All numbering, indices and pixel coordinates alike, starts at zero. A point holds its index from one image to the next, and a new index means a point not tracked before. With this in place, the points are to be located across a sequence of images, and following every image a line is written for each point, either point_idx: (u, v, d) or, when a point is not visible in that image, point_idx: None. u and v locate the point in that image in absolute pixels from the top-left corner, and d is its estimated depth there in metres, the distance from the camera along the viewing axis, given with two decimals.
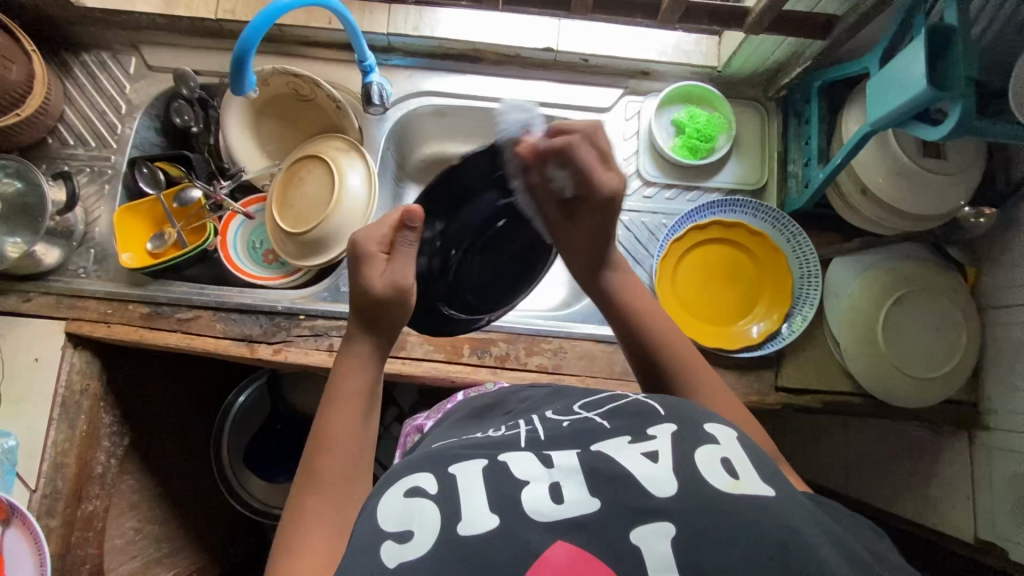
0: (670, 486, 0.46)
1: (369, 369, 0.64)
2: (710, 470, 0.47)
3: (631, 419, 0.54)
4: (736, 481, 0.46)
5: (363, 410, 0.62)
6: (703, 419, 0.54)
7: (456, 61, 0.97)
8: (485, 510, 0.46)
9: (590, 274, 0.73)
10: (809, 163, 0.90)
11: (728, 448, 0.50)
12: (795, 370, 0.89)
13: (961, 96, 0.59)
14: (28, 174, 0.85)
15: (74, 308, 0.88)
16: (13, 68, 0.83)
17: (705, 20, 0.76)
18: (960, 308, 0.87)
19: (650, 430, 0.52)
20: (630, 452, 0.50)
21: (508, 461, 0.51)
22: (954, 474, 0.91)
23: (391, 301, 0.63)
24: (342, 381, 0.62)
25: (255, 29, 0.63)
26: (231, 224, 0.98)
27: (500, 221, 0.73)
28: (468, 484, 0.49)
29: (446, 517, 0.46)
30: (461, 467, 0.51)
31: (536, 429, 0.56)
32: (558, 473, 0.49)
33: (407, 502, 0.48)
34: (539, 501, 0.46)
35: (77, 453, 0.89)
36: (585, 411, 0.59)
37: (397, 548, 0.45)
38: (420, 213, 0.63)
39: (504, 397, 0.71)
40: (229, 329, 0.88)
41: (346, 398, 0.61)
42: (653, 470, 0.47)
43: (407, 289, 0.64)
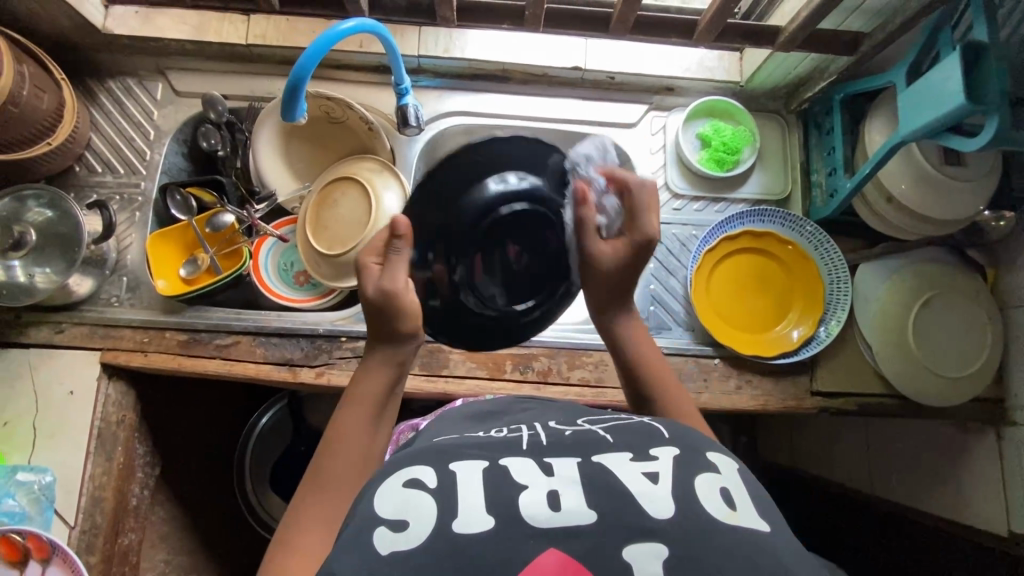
0: (668, 508, 0.44)
1: (387, 376, 0.62)
2: (710, 497, 0.46)
3: (634, 436, 0.52)
4: (732, 512, 0.45)
5: (373, 418, 0.61)
6: (708, 446, 0.52)
7: (484, 80, 0.98)
8: (481, 512, 0.44)
9: (603, 313, 0.69)
10: (834, 172, 0.92)
11: (727, 478, 0.48)
12: (830, 374, 0.91)
13: (996, 110, 0.62)
14: (61, 204, 0.84)
15: (109, 338, 0.87)
16: (45, 97, 0.82)
17: (737, 39, 0.78)
18: (985, 308, 0.90)
19: (653, 450, 0.50)
20: (630, 467, 0.48)
21: (508, 465, 0.48)
22: (984, 469, 0.94)
23: (387, 309, 0.60)
24: (358, 386, 0.62)
25: (310, 58, 0.64)
26: (262, 246, 0.98)
27: (512, 205, 0.59)
28: (467, 482, 0.47)
29: (441, 513, 0.44)
30: (461, 464, 0.49)
31: (538, 433, 0.54)
32: (557, 482, 0.47)
33: (404, 494, 0.46)
34: (535, 506, 0.45)
35: (115, 486, 0.87)
36: (589, 424, 0.56)
37: (389, 537, 0.43)
38: (404, 223, 0.58)
39: (507, 406, 0.66)
40: (269, 354, 0.87)
41: (358, 403, 0.60)
42: (651, 490, 0.46)
43: (400, 296, 0.59)
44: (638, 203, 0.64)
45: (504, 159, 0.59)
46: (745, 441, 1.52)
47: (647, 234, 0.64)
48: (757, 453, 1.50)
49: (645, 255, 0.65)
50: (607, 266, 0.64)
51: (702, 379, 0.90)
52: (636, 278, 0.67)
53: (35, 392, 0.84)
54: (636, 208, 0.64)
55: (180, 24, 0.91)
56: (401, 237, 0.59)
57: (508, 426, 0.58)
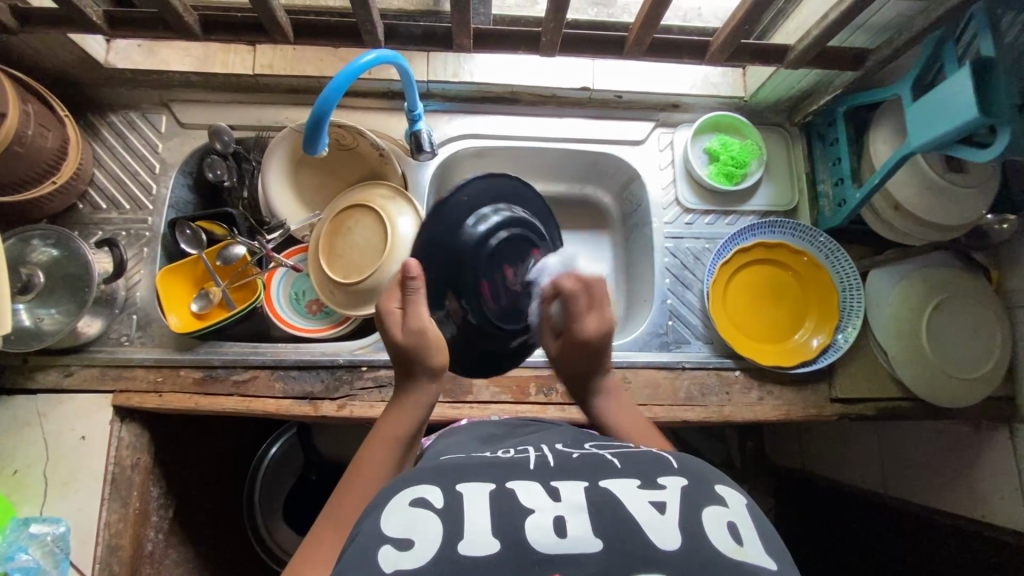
0: (674, 540, 0.43)
1: (413, 418, 0.64)
2: (715, 531, 0.45)
3: (641, 466, 0.52)
4: (739, 547, 0.44)
5: (396, 459, 0.61)
6: (716, 479, 0.51)
7: (493, 103, 0.98)
8: (487, 534, 0.43)
9: (579, 395, 0.74)
10: (840, 182, 0.94)
11: (735, 513, 0.47)
12: (848, 380, 0.92)
13: (1009, 121, 0.65)
14: (69, 243, 0.82)
15: (121, 379, 0.84)
16: (49, 135, 0.80)
17: (748, 58, 0.80)
18: (993, 310, 0.92)
19: (661, 479, 0.49)
20: (638, 495, 0.47)
21: (515, 488, 0.48)
22: (998, 466, 0.96)
23: (416, 348, 0.64)
24: (385, 425, 0.63)
25: (334, 90, 0.64)
26: (273, 278, 0.97)
27: (497, 235, 0.66)
28: (474, 504, 0.46)
29: (447, 535, 0.43)
30: (469, 485, 0.48)
31: (545, 458, 0.54)
32: (564, 507, 0.46)
33: (412, 512, 0.45)
34: (541, 531, 0.44)
35: (131, 533, 0.84)
36: (597, 449, 0.56)
37: (394, 554, 0.42)
38: (415, 263, 0.65)
39: (515, 427, 0.69)
40: (289, 388, 0.86)
41: (384, 441, 0.62)
42: (658, 520, 0.44)
43: (426, 331, 0.64)
44: (573, 310, 0.68)
45: (478, 200, 0.68)
46: (755, 447, 1.53)
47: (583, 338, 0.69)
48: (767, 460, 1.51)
49: (589, 355, 0.70)
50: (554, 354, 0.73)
51: (724, 392, 0.90)
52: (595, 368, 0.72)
53: (45, 441, 0.81)
54: (570, 321, 0.69)
55: (185, 55, 0.90)
56: (415, 280, 0.64)
57: (516, 450, 0.58)
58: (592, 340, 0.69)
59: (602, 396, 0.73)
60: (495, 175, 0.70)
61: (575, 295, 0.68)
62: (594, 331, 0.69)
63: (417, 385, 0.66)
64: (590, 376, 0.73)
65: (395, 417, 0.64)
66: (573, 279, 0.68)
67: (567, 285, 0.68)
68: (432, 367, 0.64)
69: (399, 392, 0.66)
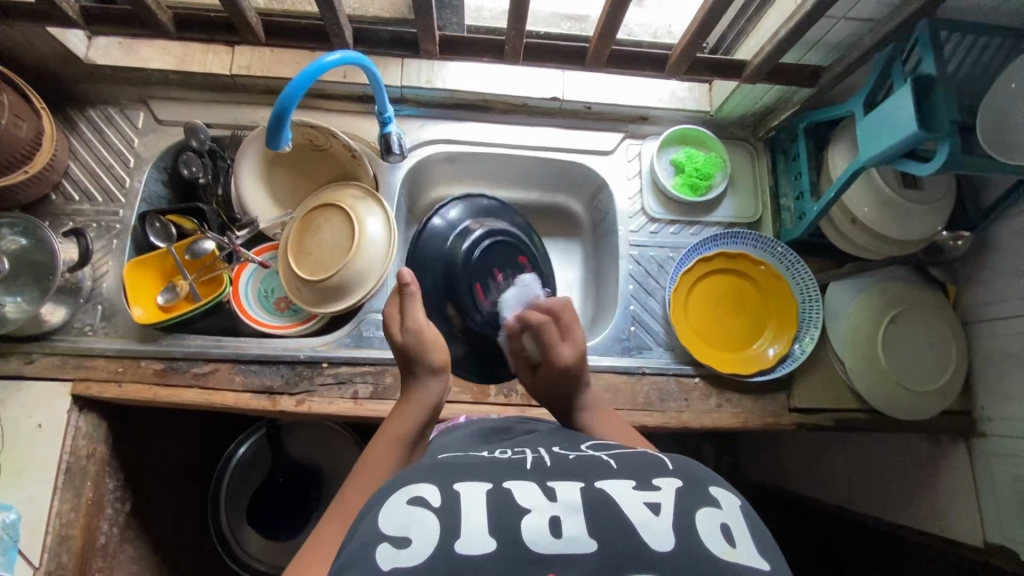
0: (669, 540, 0.43)
1: (415, 415, 0.66)
2: (709, 532, 0.44)
3: (637, 466, 0.51)
4: (731, 548, 0.44)
5: (399, 456, 0.63)
6: (711, 480, 0.50)
7: (465, 110, 1.01)
8: (483, 532, 0.43)
9: (566, 420, 0.73)
10: (801, 196, 0.96)
11: (729, 514, 0.47)
12: (806, 391, 0.93)
13: (948, 136, 0.67)
14: (36, 232, 0.83)
15: (81, 368, 0.85)
16: (24, 125, 0.81)
17: (707, 72, 0.83)
18: (948, 323, 0.95)
19: (655, 480, 0.48)
20: (633, 495, 0.46)
21: (511, 487, 0.47)
22: (957, 481, 0.97)
23: (413, 346, 0.71)
24: (390, 425, 0.65)
25: (296, 89, 0.66)
26: (243, 272, 0.98)
27: (477, 251, 0.89)
28: (471, 502, 0.45)
29: (444, 532, 0.43)
30: (467, 484, 0.47)
31: (542, 457, 0.53)
32: (560, 507, 0.45)
33: (408, 509, 0.44)
34: (537, 532, 0.43)
35: (83, 523, 0.84)
36: (593, 451, 0.56)
37: (392, 552, 0.42)
38: (408, 273, 0.73)
39: (513, 424, 0.70)
40: (249, 381, 0.86)
41: (390, 437, 0.64)
42: (652, 520, 0.44)
43: (424, 332, 0.71)
44: (546, 340, 0.73)
45: (464, 222, 0.91)
46: (728, 461, 1.53)
47: (561, 361, 0.71)
48: (740, 473, 1.50)
49: (569, 381, 0.72)
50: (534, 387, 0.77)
51: (682, 398, 0.91)
52: (575, 389, 0.72)
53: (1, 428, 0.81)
54: (544, 345, 0.73)
55: (164, 54, 0.93)
56: (409, 285, 0.73)
57: (513, 449, 0.58)
58: (574, 361, 0.71)
59: (591, 415, 0.71)
60: (476, 197, 0.95)
61: (545, 326, 0.74)
62: (569, 358, 0.71)
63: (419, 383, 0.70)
64: (572, 398, 0.73)
65: (398, 417, 0.66)
66: (538, 313, 0.75)
67: (536, 318, 0.74)
68: (430, 365, 0.70)
69: (405, 389, 0.70)
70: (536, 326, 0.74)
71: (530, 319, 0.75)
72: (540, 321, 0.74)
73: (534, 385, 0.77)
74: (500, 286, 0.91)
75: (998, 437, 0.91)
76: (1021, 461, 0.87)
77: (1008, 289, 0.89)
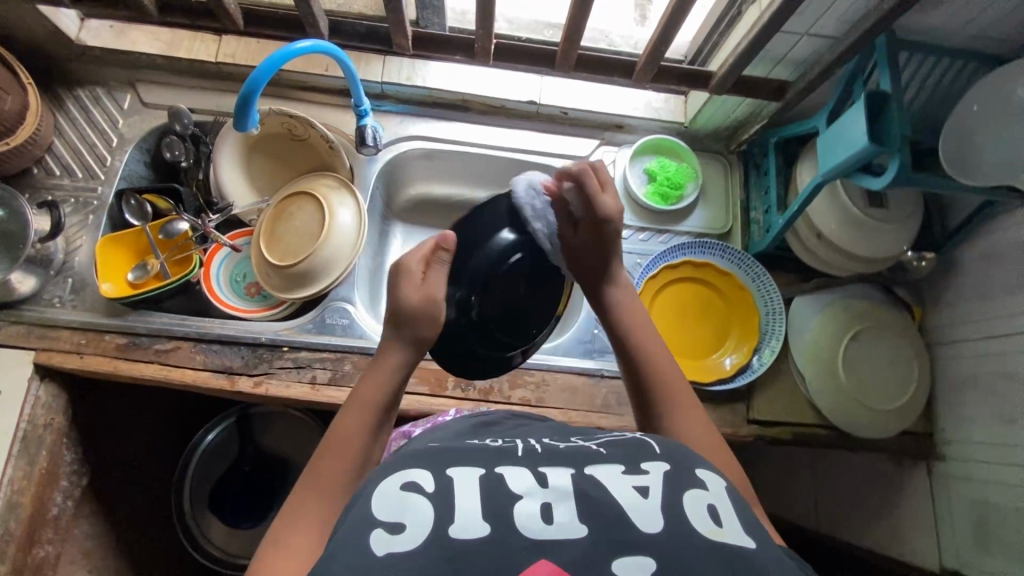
0: (656, 522, 0.43)
1: (390, 382, 0.61)
2: (695, 512, 0.44)
3: (626, 450, 0.51)
4: (718, 529, 0.44)
5: (374, 423, 0.60)
6: (697, 462, 0.50)
7: (445, 109, 1.03)
8: (478, 517, 0.42)
9: (591, 287, 0.71)
10: (769, 210, 0.97)
11: (715, 496, 0.47)
12: (765, 403, 0.93)
13: (898, 151, 0.68)
14: (12, 202, 0.85)
15: (45, 338, 0.86)
16: (8, 99, 0.84)
17: (676, 81, 0.89)
18: (911, 344, 0.95)
19: (643, 464, 0.49)
20: (621, 480, 0.47)
21: (503, 473, 0.47)
22: (917, 505, 0.96)
23: (418, 312, 0.61)
24: (362, 388, 0.61)
25: (264, 73, 0.69)
26: (216, 256, 0.98)
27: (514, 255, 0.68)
28: (466, 488, 0.45)
29: (439, 518, 0.42)
30: (459, 469, 0.47)
31: (532, 444, 0.53)
32: (551, 494, 0.45)
33: (402, 494, 0.44)
34: (529, 517, 0.43)
35: (34, 492, 0.85)
36: (582, 439, 0.55)
37: (386, 538, 0.41)
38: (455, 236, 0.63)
39: (500, 419, 0.70)
40: (209, 360, 0.87)
41: (363, 404, 0.59)
42: (640, 504, 0.44)
43: (438, 301, 0.62)
44: (592, 189, 0.66)
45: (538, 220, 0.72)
46: None
47: (605, 214, 0.66)
48: None
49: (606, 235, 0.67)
50: (574, 244, 0.69)
51: None
52: (610, 254, 0.69)
53: None
54: (589, 199, 0.66)
55: (153, 40, 0.96)
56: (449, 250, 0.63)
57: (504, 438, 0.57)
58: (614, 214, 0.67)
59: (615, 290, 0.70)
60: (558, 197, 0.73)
61: (586, 173, 0.66)
62: (613, 208, 0.67)
63: (396, 347, 0.62)
64: (606, 265, 0.70)
65: (371, 381, 0.61)
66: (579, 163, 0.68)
67: (575, 168, 0.67)
68: (417, 334, 0.62)
69: (378, 350, 0.63)
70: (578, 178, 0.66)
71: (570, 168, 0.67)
72: (578, 169, 0.66)
73: (571, 256, 0.70)
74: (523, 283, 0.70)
75: (957, 460, 0.90)
76: (979, 486, 0.86)
77: (971, 310, 0.89)
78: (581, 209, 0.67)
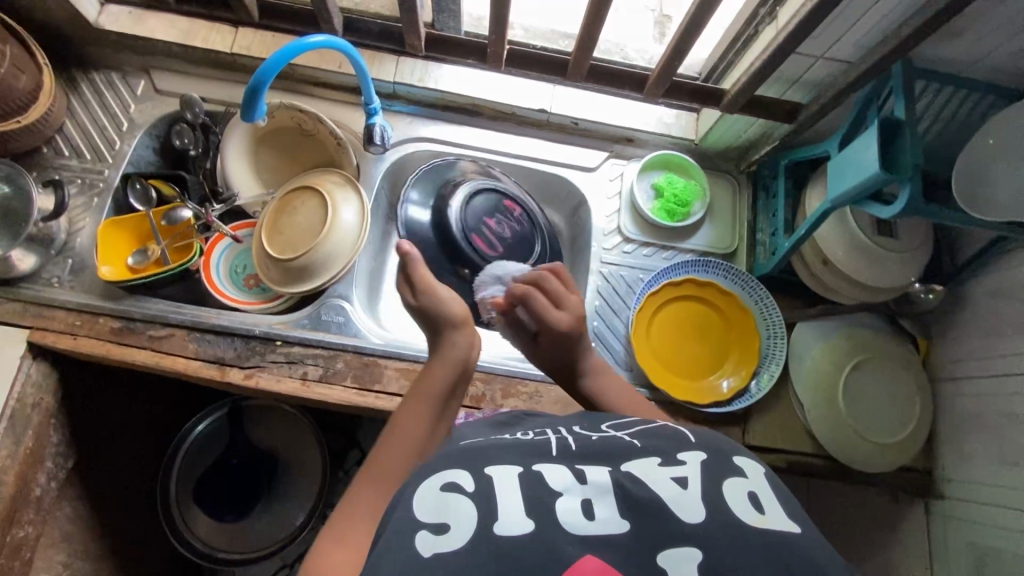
0: (698, 512, 0.42)
1: (450, 372, 0.65)
2: (736, 500, 0.44)
3: (662, 441, 0.51)
4: (761, 515, 0.43)
5: (435, 412, 0.62)
6: (733, 451, 0.51)
7: (456, 112, 1.02)
8: (520, 514, 0.42)
9: (569, 384, 0.74)
10: (776, 233, 0.96)
11: (755, 483, 0.46)
12: (761, 429, 0.91)
13: (909, 179, 0.67)
14: (18, 180, 0.86)
15: (41, 317, 0.86)
16: (23, 77, 0.84)
17: (688, 97, 0.89)
18: (914, 378, 0.93)
19: (679, 455, 0.48)
20: (659, 472, 0.46)
21: (541, 470, 0.46)
22: (913, 544, 0.93)
23: (432, 306, 0.70)
24: (422, 381, 0.65)
25: (273, 65, 0.69)
26: (216, 246, 0.99)
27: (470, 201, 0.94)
28: (504, 487, 0.44)
29: (481, 517, 0.42)
30: (497, 468, 0.47)
31: (565, 437, 0.52)
32: (590, 489, 0.44)
33: (443, 496, 0.44)
34: (571, 514, 0.42)
35: (18, 472, 0.84)
36: (613, 429, 0.54)
37: (431, 539, 0.41)
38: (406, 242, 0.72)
39: (519, 417, 0.65)
40: (201, 350, 0.87)
41: (425, 393, 0.63)
42: (682, 495, 0.44)
43: (431, 288, 0.71)
44: (535, 307, 0.72)
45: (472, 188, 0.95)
46: None
47: (562, 326, 0.71)
48: None
49: (570, 343, 0.71)
50: (547, 362, 0.74)
51: None
52: (580, 352, 0.72)
53: None
54: (539, 315, 0.71)
55: (170, 28, 0.96)
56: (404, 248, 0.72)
57: (534, 431, 0.56)
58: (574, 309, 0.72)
59: (592, 380, 0.72)
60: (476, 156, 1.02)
61: (528, 296, 0.73)
62: (566, 322, 0.71)
63: (449, 338, 0.68)
64: (575, 362, 0.73)
65: (433, 372, 0.65)
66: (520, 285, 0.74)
67: (518, 289, 0.74)
68: (452, 317, 0.69)
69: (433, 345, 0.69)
70: (522, 298, 0.73)
71: (514, 291, 0.74)
72: (523, 291, 0.73)
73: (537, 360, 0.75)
74: (494, 230, 0.94)
75: (956, 500, 0.88)
76: (979, 528, 0.84)
77: (978, 347, 0.87)
78: (538, 323, 0.72)
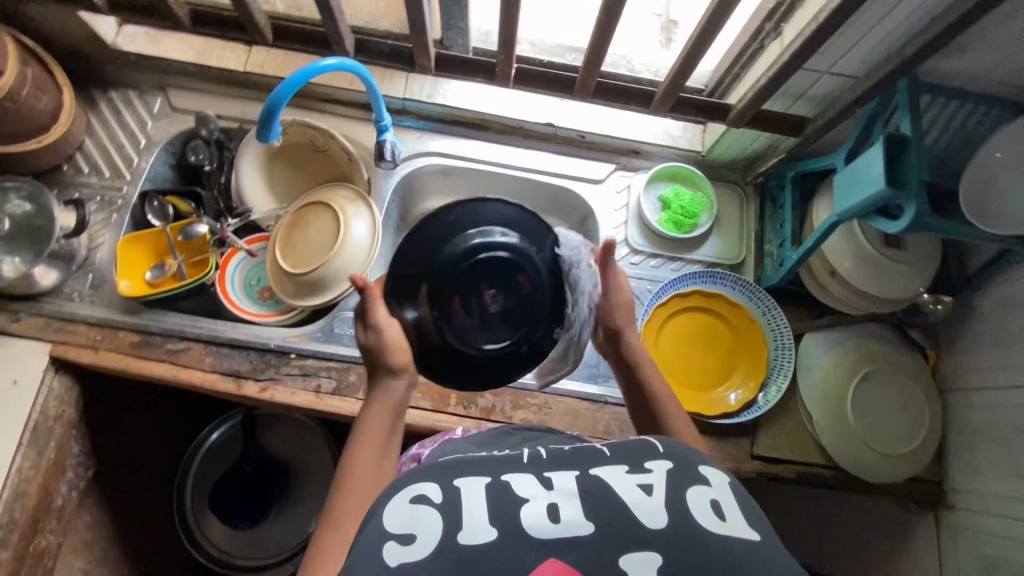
0: (662, 518, 0.43)
1: (391, 411, 0.66)
2: (699, 508, 0.45)
3: (627, 449, 0.51)
4: (723, 522, 0.44)
5: (382, 449, 0.63)
6: (699, 460, 0.51)
7: (463, 127, 1.04)
8: (485, 523, 0.43)
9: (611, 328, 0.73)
10: (784, 244, 0.97)
11: (718, 492, 0.47)
12: (769, 439, 0.92)
13: (915, 196, 0.68)
14: (40, 198, 0.88)
15: (62, 332, 0.88)
16: (44, 98, 0.87)
17: (693, 111, 0.90)
18: (923, 387, 0.93)
19: (647, 463, 0.49)
20: (626, 479, 0.47)
21: (510, 480, 0.47)
22: (921, 553, 0.93)
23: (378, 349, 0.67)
24: (364, 423, 0.65)
25: (288, 86, 0.71)
26: (231, 260, 1.00)
27: (487, 251, 0.66)
28: (471, 497, 0.45)
29: (447, 530, 0.43)
30: (467, 479, 0.47)
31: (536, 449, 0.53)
32: (558, 494, 0.45)
33: (412, 508, 0.45)
34: (536, 518, 0.43)
35: (41, 482, 0.87)
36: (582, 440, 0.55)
37: (398, 549, 0.42)
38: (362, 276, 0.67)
39: (511, 430, 0.71)
40: (218, 363, 0.89)
41: (369, 436, 0.63)
42: (645, 501, 0.45)
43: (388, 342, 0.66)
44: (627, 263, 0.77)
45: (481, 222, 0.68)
46: None
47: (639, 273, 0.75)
48: None
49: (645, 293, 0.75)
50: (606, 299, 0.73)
51: None
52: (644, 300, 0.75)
53: None
54: None
55: (185, 47, 0.99)
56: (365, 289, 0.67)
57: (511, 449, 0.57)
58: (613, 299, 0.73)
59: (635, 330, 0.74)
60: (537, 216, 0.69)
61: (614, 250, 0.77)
62: None
63: (385, 382, 0.67)
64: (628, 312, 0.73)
65: (373, 415, 0.65)
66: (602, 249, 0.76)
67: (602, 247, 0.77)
68: (390, 367, 0.66)
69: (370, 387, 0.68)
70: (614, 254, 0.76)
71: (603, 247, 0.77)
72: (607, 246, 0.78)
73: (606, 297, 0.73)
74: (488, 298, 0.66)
75: (966, 511, 0.88)
76: (988, 539, 0.84)
77: (985, 357, 0.87)
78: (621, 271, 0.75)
